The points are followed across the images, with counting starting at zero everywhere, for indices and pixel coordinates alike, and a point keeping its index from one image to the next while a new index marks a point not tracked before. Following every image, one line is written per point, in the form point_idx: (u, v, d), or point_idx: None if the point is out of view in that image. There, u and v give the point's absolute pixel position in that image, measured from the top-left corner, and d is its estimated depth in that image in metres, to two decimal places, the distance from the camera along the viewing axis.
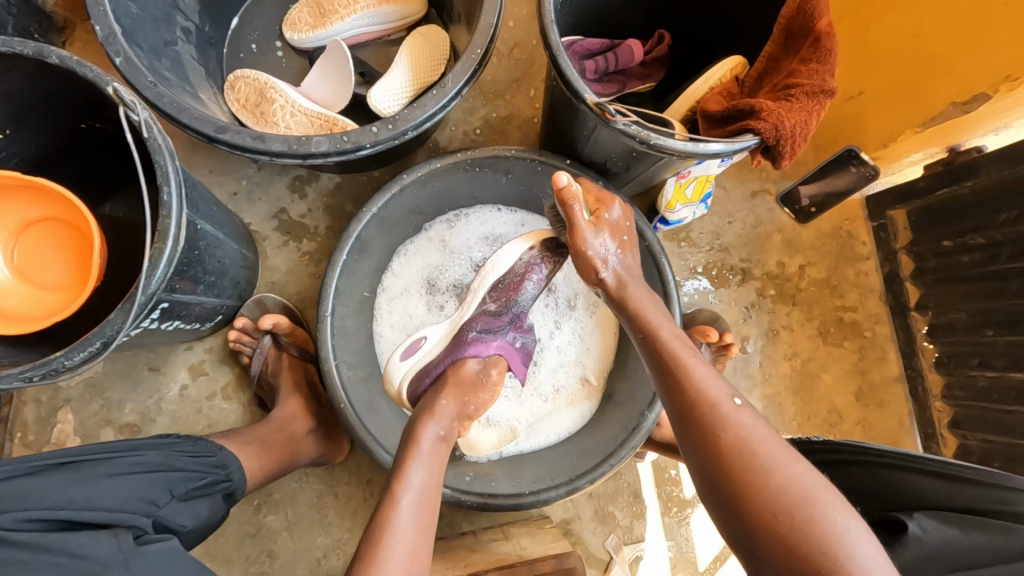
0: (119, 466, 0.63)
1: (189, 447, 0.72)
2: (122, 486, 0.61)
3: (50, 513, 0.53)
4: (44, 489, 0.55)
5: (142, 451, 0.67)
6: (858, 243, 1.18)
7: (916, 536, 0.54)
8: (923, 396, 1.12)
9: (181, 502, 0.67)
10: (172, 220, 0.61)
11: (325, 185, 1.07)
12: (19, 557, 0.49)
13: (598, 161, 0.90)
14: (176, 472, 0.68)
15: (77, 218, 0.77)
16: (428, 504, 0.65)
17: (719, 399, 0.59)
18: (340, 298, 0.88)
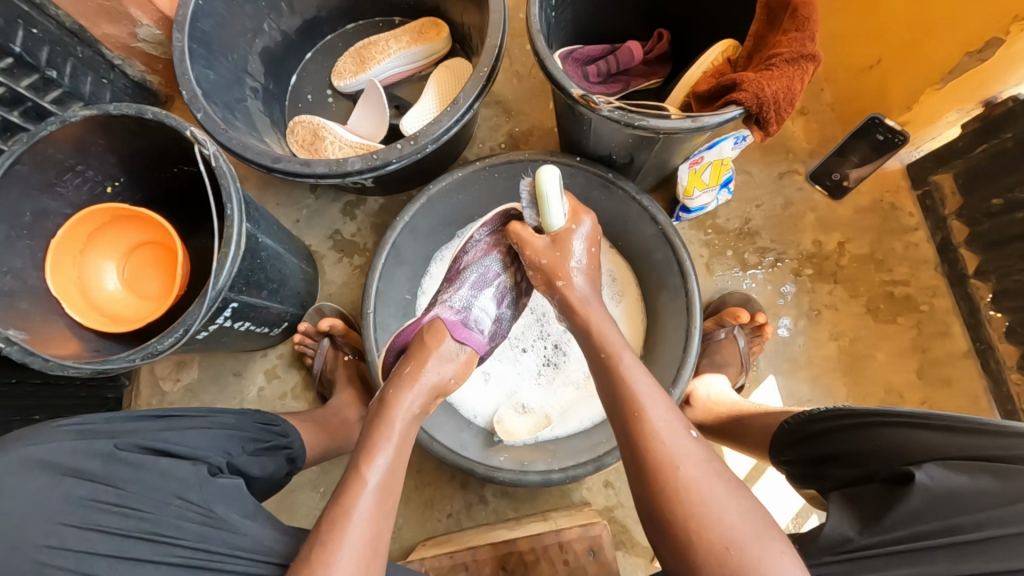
0: (203, 421, 0.74)
1: (258, 416, 0.83)
2: (202, 436, 0.72)
3: (149, 444, 0.66)
4: (144, 429, 0.68)
5: (220, 413, 0.78)
6: (903, 214, 1.13)
7: (923, 485, 0.51)
8: (996, 370, 1.03)
9: (252, 456, 0.77)
10: (235, 229, 0.75)
11: (371, 206, 1.21)
12: (120, 473, 0.62)
13: (605, 155, 0.97)
14: (246, 433, 0.78)
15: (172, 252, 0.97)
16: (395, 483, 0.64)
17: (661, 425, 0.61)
18: (381, 299, 1.00)
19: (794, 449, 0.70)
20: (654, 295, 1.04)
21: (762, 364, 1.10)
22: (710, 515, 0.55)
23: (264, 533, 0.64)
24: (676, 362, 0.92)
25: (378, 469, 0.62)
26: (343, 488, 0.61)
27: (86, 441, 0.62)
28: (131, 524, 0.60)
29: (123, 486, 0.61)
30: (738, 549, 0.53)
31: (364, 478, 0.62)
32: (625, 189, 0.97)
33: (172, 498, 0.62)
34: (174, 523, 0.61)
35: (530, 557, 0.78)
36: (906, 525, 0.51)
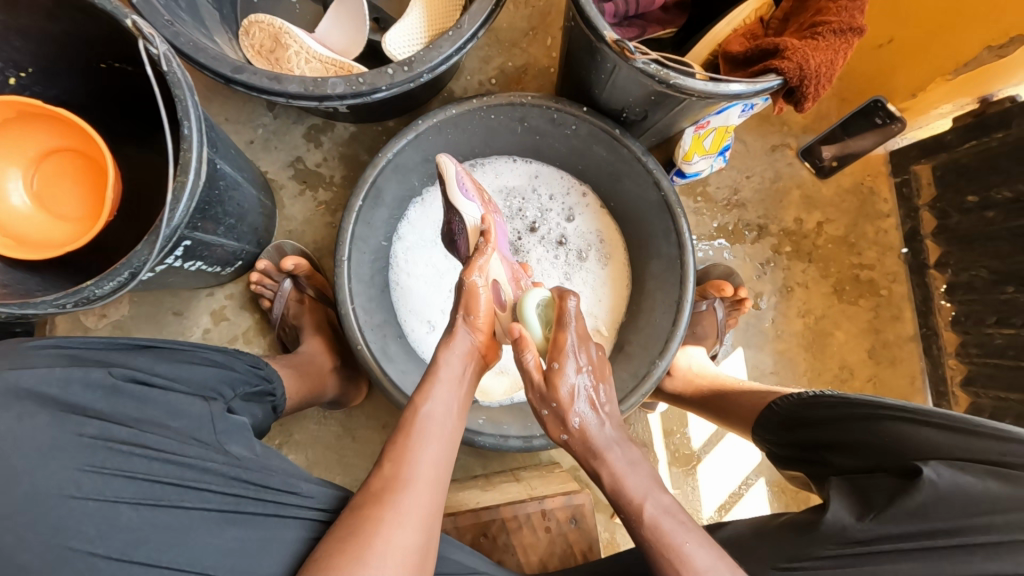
0: (192, 356, 0.66)
1: (248, 356, 0.74)
2: (197, 373, 0.64)
3: (148, 377, 0.58)
4: (135, 360, 0.60)
5: (210, 350, 0.70)
6: (880, 199, 1.16)
7: (931, 481, 0.58)
8: (937, 355, 1.11)
9: (242, 401, 0.70)
10: (194, 154, 0.61)
11: (341, 134, 1.07)
12: (127, 411, 0.55)
13: (616, 109, 0.89)
14: (237, 373, 0.70)
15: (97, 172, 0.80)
16: (439, 490, 0.62)
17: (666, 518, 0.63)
18: (356, 245, 0.89)
19: (786, 435, 0.75)
20: (644, 262, 1.01)
21: (733, 337, 1.13)
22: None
23: (291, 474, 0.61)
24: (664, 335, 0.90)
25: (422, 461, 0.62)
26: (380, 479, 0.60)
27: (79, 369, 0.54)
28: (154, 468, 0.54)
29: (134, 426, 0.55)
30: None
31: (404, 466, 0.61)
32: (630, 148, 0.90)
33: (190, 438, 0.57)
34: (199, 464, 0.56)
35: (512, 524, 0.77)
36: (913, 520, 0.58)
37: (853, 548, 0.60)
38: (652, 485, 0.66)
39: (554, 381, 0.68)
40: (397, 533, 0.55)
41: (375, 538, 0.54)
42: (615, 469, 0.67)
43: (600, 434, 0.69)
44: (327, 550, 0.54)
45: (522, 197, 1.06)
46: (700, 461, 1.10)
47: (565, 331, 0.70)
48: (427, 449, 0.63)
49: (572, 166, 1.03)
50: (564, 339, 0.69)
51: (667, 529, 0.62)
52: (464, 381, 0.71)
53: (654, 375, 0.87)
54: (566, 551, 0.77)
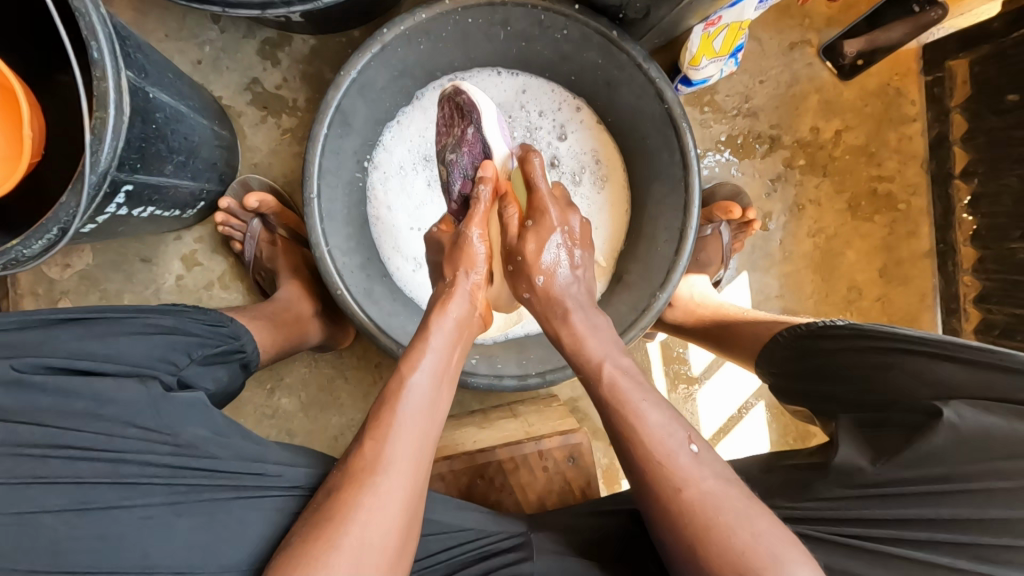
0: (132, 325, 0.62)
1: (204, 315, 0.69)
2: (135, 346, 0.60)
3: (67, 363, 0.55)
4: (59, 342, 0.57)
5: (157, 314, 0.65)
6: (906, 102, 1.04)
7: (951, 423, 0.55)
8: (951, 271, 1.06)
9: (201, 366, 0.66)
10: (109, 83, 0.51)
11: (300, 49, 0.94)
12: (47, 405, 0.53)
13: (613, 5, 0.76)
14: (192, 337, 0.66)
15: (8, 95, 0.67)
16: (422, 466, 0.59)
17: (676, 444, 0.59)
18: (325, 180, 0.80)
19: (790, 367, 0.71)
20: (644, 186, 0.93)
21: (737, 261, 1.07)
22: (663, 451, 0.58)
23: (248, 453, 0.58)
24: (665, 265, 0.84)
25: (404, 434, 0.59)
26: (360, 458, 0.57)
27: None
28: (81, 469, 0.52)
29: (55, 423, 0.53)
30: (687, 492, 0.56)
31: (383, 444, 0.58)
32: (629, 54, 0.79)
33: (122, 425, 0.54)
34: (139, 456, 0.54)
35: (509, 465, 0.76)
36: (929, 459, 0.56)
37: (860, 490, 0.58)
38: (613, 349, 0.68)
39: (535, 236, 0.72)
40: (380, 515, 0.54)
41: (354, 523, 0.52)
42: (579, 326, 0.70)
43: (568, 292, 0.72)
44: (308, 535, 0.53)
45: (509, 115, 0.95)
46: (700, 387, 1.09)
47: (547, 212, 0.73)
48: (407, 424, 0.60)
49: (564, 77, 0.92)
50: (547, 197, 0.73)
51: (625, 389, 0.63)
52: (451, 344, 0.67)
53: (654, 308, 0.82)
54: (563, 487, 0.77)
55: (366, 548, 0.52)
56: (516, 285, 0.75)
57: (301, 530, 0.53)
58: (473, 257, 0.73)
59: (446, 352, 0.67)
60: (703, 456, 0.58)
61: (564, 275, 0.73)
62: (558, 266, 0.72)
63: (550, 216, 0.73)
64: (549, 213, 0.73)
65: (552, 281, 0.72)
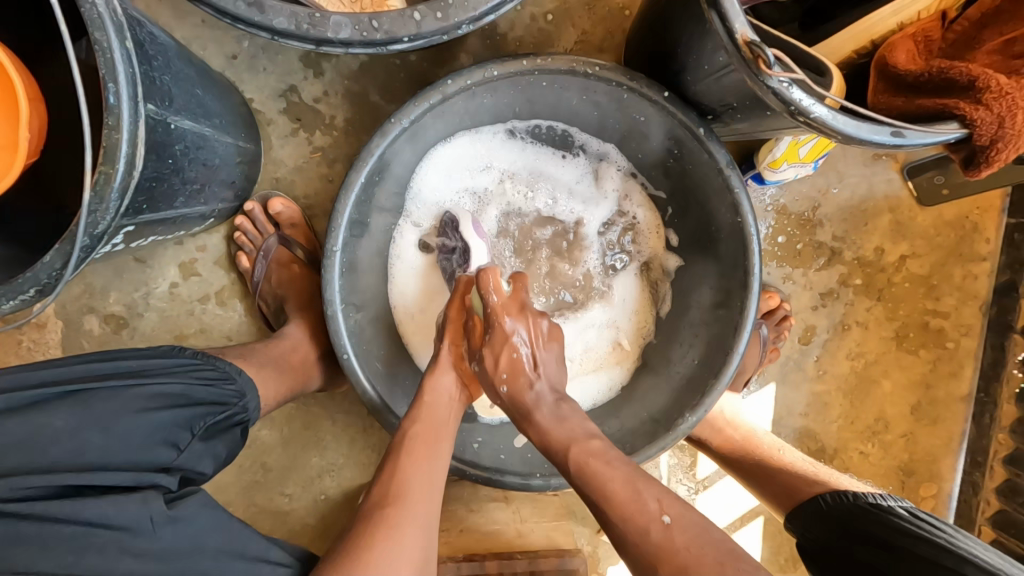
0: (128, 403, 0.54)
1: (205, 375, 0.61)
2: (135, 431, 0.53)
3: (61, 479, 0.48)
4: (46, 437, 0.49)
5: (154, 383, 0.57)
6: (981, 240, 0.97)
7: None
8: (987, 424, 1.00)
9: (204, 441, 0.59)
10: (123, 135, 0.43)
11: (348, 63, 0.84)
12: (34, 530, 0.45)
13: (708, 103, 0.67)
14: (193, 410, 0.58)
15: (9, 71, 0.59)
16: (433, 496, 0.62)
17: (644, 512, 0.58)
18: (354, 228, 0.72)
19: (817, 534, 0.65)
20: (691, 283, 0.85)
21: (767, 370, 1.00)
22: (636, 528, 0.57)
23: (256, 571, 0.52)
24: (703, 382, 0.77)
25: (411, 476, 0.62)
26: (374, 497, 0.61)
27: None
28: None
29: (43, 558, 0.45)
30: (653, 535, 0.57)
31: (396, 481, 0.61)
32: (713, 156, 0.71)
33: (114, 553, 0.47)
34: None
35: None
36: None
37: None
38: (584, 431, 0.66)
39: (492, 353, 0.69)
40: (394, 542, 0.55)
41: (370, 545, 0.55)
42: (546, 422, 0.66)
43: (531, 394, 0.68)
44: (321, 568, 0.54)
45: (565, 177, 0.87)
46: (700, 491, 1.03)
47: (499, 325, 0.69)
48: (418, 463, 0.63)
49: (631, 153, 0.83)
50: (498, 311, 0.69)
51: (589, 464, 0.62)
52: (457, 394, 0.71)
53: (681, 430, 0.75)
54: None
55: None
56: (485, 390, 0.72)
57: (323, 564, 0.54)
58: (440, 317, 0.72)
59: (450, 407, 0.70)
60: (678, 526, 0.57)
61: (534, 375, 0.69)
62: (519, 368, 0.69)
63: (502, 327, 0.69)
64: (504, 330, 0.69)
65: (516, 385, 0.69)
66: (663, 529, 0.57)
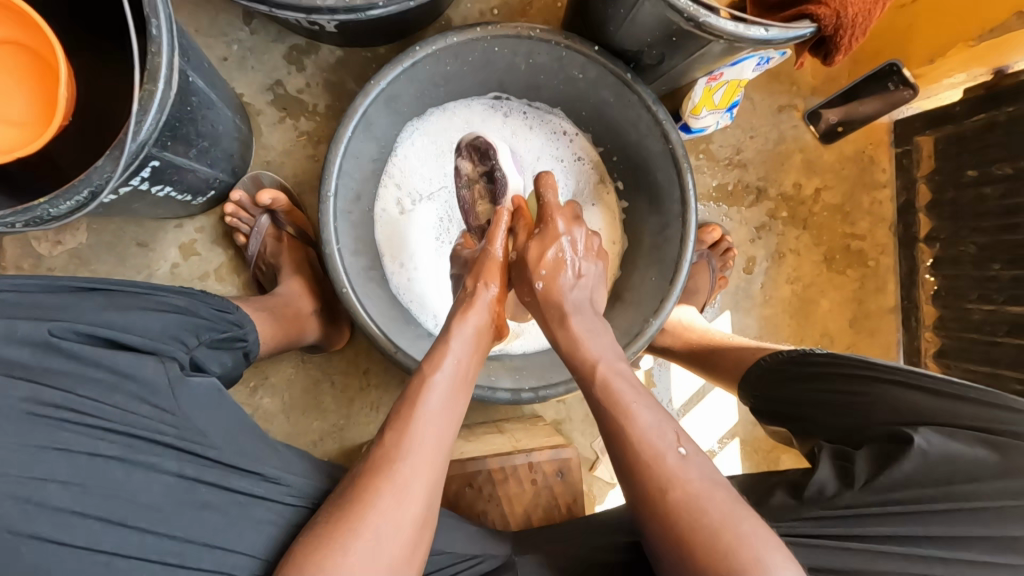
0: (146, 303, 0.62)
1: (212, 300, 0.70)
2: (154, 322, 0.60)
3: (94, 331, 0.55)
4: (79, 308, 0.56)
5: (169, 294, 0.65)
6: (879, 170, 1.14)
7: (922, 449, 0.59)
8: (915, 327, 1.14)
9: (209, 349, 0.66)
10: (163, 59, 0.54)
11: (326, 58, 0.98)
12: (69, 370, 0.51)
13: (631, 51, 0.83)
14: (202, 320, 0.66)
15: (39, 49, 0.68)
16: (441, 448, 0.60)
17: (665, 439, 0.60)
18: (343, 180, 0.82)
19: (767, 390, 0.75)
20: (641, 216, 0.98)
21: (721, 300, 1.13)
22: (651, 450, 0.58)
23: (256, 451, 0.58)
24: (660, 293, 0.88)
25: (413, 476, 0.57)
26: (380, 449, 0.59)
27: (8, 323, 0.50)
28: (93, 438, 0.50)
29: (73, 389, 0.51)
30: (673, 494, 0.55)
31: (403, 436, 0.59)
32: (640, 95, 0.85)
33: (137, 402, 0.53)
34: (149, 434, 0.52)
35: (499, 476, 0.76)
36: (900, 485, 0.59)
37: (837, 511, 0.60)
38: (611, 354, 0.69)
39: (539, 244, 0.74)
40: (394, 508, 0.54)
41: (368, 513, 0.54)
42: (570, 309, 0.72)
43: (568, 296, 0.73)
44: (329, 518, 0.54)
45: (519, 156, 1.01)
46: (679, 419, 1.12)
47: (553, 222, 0.75)
48: (428, 418, 0.61)
49: (576, 111, 0.97)
50: (555, 208, 0.75)
51: (619, 394, 0.64)
52: (467, 359, 0.68)
53: (647, 333, 0.86)
54: (550, 502, 0.77)
55: (374, 551, 0.52)
56: (519, 284, 0.77)
57: (323, 521, 0.54)
58: (492, 266, 0.75)
59: (467, 358, 0.68)
60: (690, 458, 0.59)
61: (569, 279, 0.73)
62: (559, 268, 0.73)
63: (556, 224, 0.75)
64: (556, 223, 0.75)
65: (551, 284, 0.73)
66: (678, 456, 0.58)
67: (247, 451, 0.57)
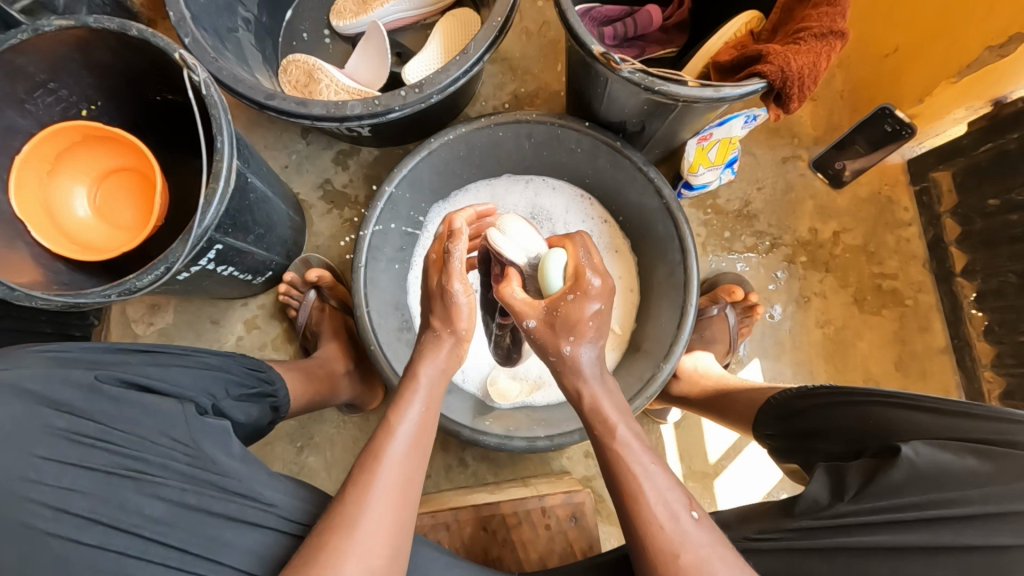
0: (183, 360, 0.74)
1: (244, 360, 0.82)
2: (185, 374, 0.72)
3: (131, 378, 0.66)
4: (128, 363, 0.69)
5: (205, 355, 0.78)
6: (900, 209, 1.13)
7: (909, 458, 0.57)
8: (971, 366, 1.06)
9: (236, 401, 0.76)
10: (224, 163, 0.70)
11: (366, 157, 1.16)
12: (105, 408, 0.62)
13: (616, 122, 0.94)
14: (232, 376, 0.77)
15: (148, 171, 0.89)
16: (413, 473, 0.61)
17: (671, 512, 0.57)
18: (373, 254, 0.96)
19: (776, 425, 0.76)
20: (649, 268, 1.04)
21: (748, 348, 1.12)
22: (666, 511, 0.57)
23: (258, 477, 0.64)
24: (670, 337, 0.91)
25: (394, 467, 0.60)
26: (351, 487, 0.59)
27: (67, 371, 0.63)
28: (117, 462, 0.60)
29: (107, 423, 0.62)
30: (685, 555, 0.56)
31: (372, 474, 0.59)
32: (631, 159, 0.94)
33: (158, 435, 0.63)
34: (162, 462, 0.62)
35: (512, 520, 0.78)
36: (891, 495, 0.57)
37: (825, 521, 0.59)
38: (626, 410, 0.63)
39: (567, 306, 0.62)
40: (372, 540, 0.56)
41: (344, 547, 0.55)
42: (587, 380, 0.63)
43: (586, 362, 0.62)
44: (305, 556, 0.56)
45: (544, 218, 1.11)
46: (716, 475, 1.07)
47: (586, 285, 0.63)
48: (400, 455, 0.61)
49: (580, 180, 1.08)
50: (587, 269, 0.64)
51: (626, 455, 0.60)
52: (457, 365, 0.67)
53: (658, 377, 0.87)
54: (566, 549, 0.77)
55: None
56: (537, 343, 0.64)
57: (301, 559, 0.56)
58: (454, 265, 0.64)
59: (438, 386, 0.66)
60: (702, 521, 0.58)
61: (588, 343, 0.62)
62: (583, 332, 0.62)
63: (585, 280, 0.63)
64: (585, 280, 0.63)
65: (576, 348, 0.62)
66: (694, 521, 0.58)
67: (248, 481, 0.63)
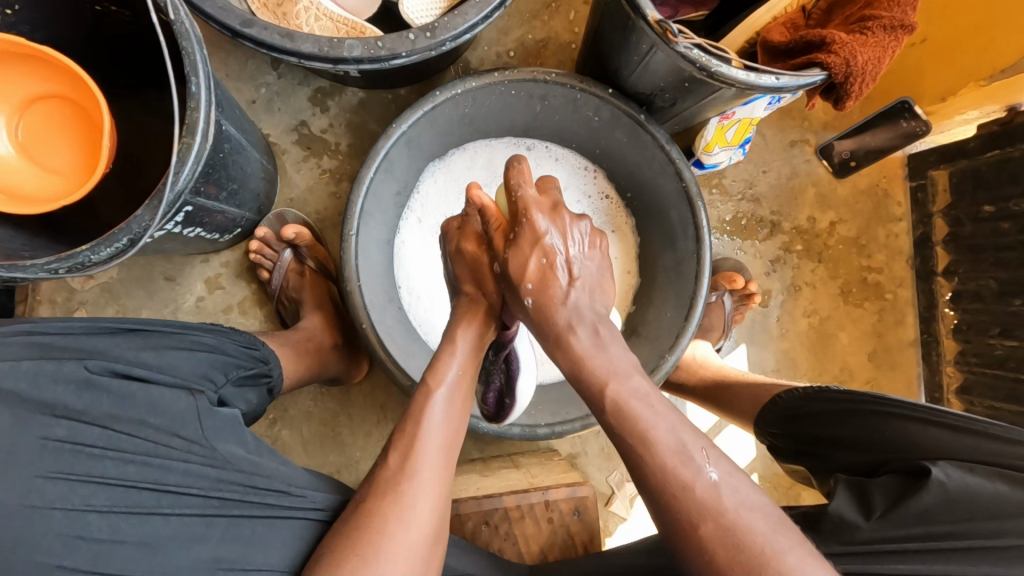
0: (179, 341, 0.64)
1: (240, 336, 0.72)
2: (184, 360, 0.63)
3: (127, 369, 0.56)
4: (117, 348, 0.59)
5: (199, 332, 0.67)
6: (894, 204, 1.14)
7: (940, 481, 0.59)
8: (935, 361, 1.12)
9: (236, 387, 0.68)
10: (201, 113, 0.57)
11: (349, 99, 1.01)
12: (104, 406, 0.54)
13: (643, 94, 0.86)
14: (229, 358, 0.68)
15: (84, 99, 0.72)
16: (446, 463, 0.62)
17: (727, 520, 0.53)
18: (365, 220, 0.85)
19: (786, 425, 0.76)
20: (655, 250, 1.00)
21: (737, 333, 1.13)
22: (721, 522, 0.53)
23: (281, 472, 0.61)
24: (675, 328, 0.89)
25: (428, 454, 0.61)
26: (386, 472, 0.60)
27: (49, 364, 0.53)
28: (128, 471, 0.53)
29: (109, 424, 0.54)
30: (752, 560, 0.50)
31: (408, 460, 0.60)
32: (654, 135, 0.86)
33: (167, 435, 0.56)
34: (180, 467, 0.55)
35: (514, 513, 0.77)
36: (921, 521, 0.59)
37: (856, 547, 0.60)
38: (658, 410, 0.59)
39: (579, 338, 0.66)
40: (404, 532, 0.56)
41: (377, 537, 0.55)
42: (580, 349, 0.64)
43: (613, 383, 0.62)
44: (337, 546, 0.55)
45: None
46: None
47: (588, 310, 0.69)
48: (433, 441, 0.62)
49: (589, 149, 0.99)
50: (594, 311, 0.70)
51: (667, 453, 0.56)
52: (475, 357, 0.70)
53: (663, 369, 0.85)
54: (566, 541, 0.77)
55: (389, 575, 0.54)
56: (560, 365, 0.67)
57: (333, 547, 0.55)
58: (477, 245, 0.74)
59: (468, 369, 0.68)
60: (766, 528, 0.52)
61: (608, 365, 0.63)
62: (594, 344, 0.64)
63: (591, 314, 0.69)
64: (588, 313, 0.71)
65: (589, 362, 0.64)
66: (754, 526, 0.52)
67: (273, 477, 0.60)
